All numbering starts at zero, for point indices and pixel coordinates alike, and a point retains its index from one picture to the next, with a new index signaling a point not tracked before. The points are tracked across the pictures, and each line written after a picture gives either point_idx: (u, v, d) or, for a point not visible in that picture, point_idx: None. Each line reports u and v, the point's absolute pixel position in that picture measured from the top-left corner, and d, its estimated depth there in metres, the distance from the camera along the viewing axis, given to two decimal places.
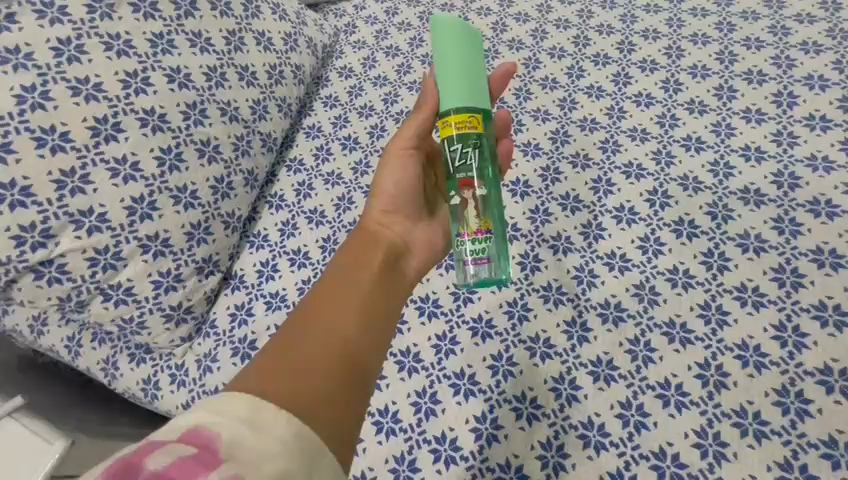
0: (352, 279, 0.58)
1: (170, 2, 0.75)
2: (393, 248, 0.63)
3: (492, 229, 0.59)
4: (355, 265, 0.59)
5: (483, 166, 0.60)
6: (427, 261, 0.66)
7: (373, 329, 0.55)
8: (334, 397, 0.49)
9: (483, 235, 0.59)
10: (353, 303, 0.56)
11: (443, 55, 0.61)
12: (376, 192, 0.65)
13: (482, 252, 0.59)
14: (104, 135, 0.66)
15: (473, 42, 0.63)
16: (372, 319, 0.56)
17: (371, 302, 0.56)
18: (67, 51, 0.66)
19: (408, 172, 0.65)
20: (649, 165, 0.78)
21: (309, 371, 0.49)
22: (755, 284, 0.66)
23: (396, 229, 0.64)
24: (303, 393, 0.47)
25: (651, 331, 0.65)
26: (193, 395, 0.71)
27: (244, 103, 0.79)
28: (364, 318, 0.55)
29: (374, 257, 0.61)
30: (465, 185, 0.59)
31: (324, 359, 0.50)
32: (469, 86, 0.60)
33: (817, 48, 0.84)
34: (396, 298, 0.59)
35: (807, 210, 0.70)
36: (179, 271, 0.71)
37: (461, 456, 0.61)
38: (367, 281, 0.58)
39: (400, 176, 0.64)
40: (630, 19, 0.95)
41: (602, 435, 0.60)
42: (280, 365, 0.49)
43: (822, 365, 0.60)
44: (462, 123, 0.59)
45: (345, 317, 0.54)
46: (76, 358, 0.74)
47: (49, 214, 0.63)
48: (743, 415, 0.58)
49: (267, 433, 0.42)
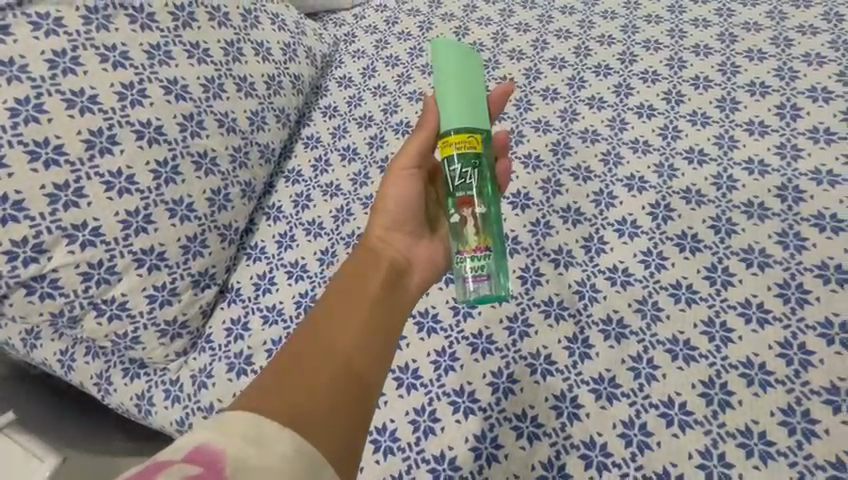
0: (355, 293, 0.57)
1: (168, 13, 0.74)
2: (395, 263, 0.61)
3: (491, 246, 0.59)
4: (358, 279, 0.58)
5: (482, 184, 0.60)
6: (430, 276, 0.63)
7: (376, 346, 0.54)
8: (336, 417, 0.48)
9: (483, 252, 0.58)
10: (356, 319, 0.55)
11: (444, 75, 0.61)
12: (378, 208, 0.62)
13: (482, 270, 0.58)
14: (99, 148, 0.65)
15: (473, 64, 0.63)
16: (374, 335, 0.54)
17: (373, 318, 0.55)
18: (62, 63, 0.65)
19: (410, 189, 0.62)
20: (651, 178, 0.77)
21: (312, 390, 0.49)
22: (760, 300, 0.65)
23: (398, 245, 0.62)
24: (306, 411, 0.47)
25: (654, 348, 0.64)
26: (187, 411, 0.70)
27: (242, 114, 0.78)
28: (367, 334, 0.54)
29: (378, 271, 0.59)
30: (465, 203, 0.59)
31: (328, 378, 0.50)
32: (469, 105, 0.60)
33: (820, 59, 0.84)
34: (400, 312, 0.58)
35: (812, 225, 0.69)
36: (174, 284, 0.70)
37: (460, 476, 0.60)
38: (370, 296, 0.57)
39: (401, 195, 0.62)
40: (631, 29, 0.94)
41: (604, 455, 0.58)
42: (284, 383, 0.49)
43: (828, 383, 0.58)
44: (462, 142, 0.58)
45: (348, 334, 0.54)
46: (69, 373, 0.73)
47: (42, 228, 0.62)
48: (749, 435, 0.57)
49: (269, 453, 0.43)
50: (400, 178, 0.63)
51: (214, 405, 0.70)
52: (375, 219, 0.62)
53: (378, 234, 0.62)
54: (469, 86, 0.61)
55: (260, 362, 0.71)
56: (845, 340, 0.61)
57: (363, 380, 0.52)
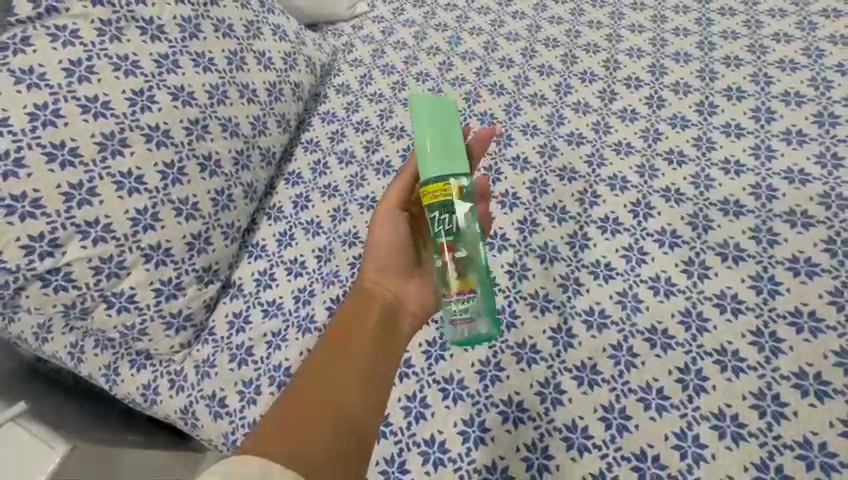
0: (353, 328, 0.58)
1: (176, 25, 0.79)
2: (392, 295, 0.62)
3: (473, 288, 0.59)
4: (355, 313, 0.59)
5: (462, 227, 0.60)
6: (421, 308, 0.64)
7: (374, 373, 0.56)
8: (338, 447, 0.51)
9: (466, 295, 0.59)
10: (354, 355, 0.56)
11: (419, 130, 0.61)
12: (371, 247, 0.64)
13: (466, 311, 0.59)
14: (111, 150, 0.70)
15: (449, 115, 0.63)
16: (371, 364, 0.56)
17: (371, 350, 0.57)
18: (78, 72, 0.70)
19: (398, 232, 0.64)
20: (633, 177, 0.81)
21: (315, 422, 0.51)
22: (734, 292, 0.68)
23: (390, 284, 0.63)
24: (310, 442, 0.50)
25: (633, 337, 0.67)
26: (191, 399, 0.74)
27: (244, 119, 0.82)
28: (363, 365, 0.56)
29: (372, 306, 0.60)
30: (446, 248, 0.60)
31: (328, 410, 0.52)
32: (438, 153, 0.60)
33: (794, 65, 0.88)
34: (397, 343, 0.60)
35: (784, 221, 0.73)
36: (180, 279, 0.74)
37: (449, 458, 0.63)
38: (365, 329, 0.58)
39: (388, 236, 0.64)
40: (616, 39, 0.99)
41: (585, 437, 0.61)
42: (288, 421, 0.51)
43: (797, 369, 0.62)
44: (442, 190, 0.59)
45: (347, 366, 0.55)
46: (79, 364, 0.77)
47: (57, 225, 0.66)
48: (722, 418, 0.60)
49: None
50: (388, 221, 0.64)
51: (216, 394, 0.73)
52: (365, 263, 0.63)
53: (371, 274, 0.62)
54: (443, 134, 0.61)
55: (261, 354, 0.75)
56: (813, 328, 0.64)
57: (363, 408, 0.54)
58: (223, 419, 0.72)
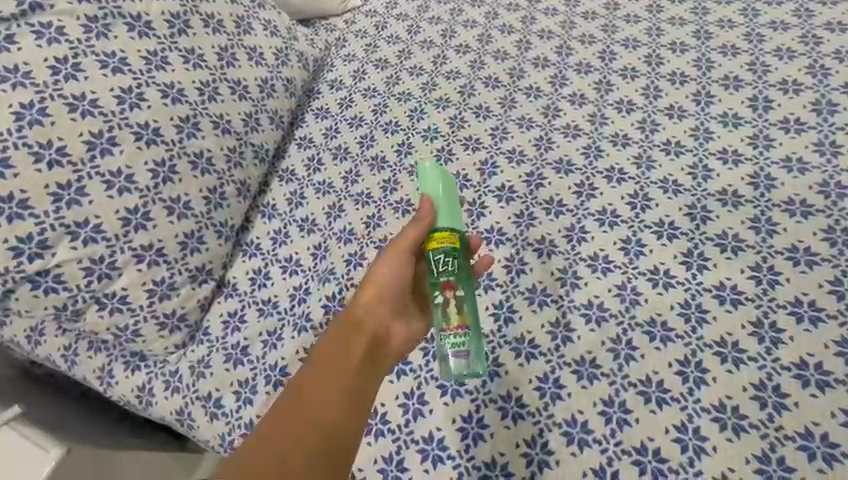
0: (345, 338, 0.58)
1: (164, 21, 0.78)
2: (388, 309, 0.61)
3: (470, 325, 0.59)
4: (350, 324, 0.59)
5: (461, 270, 0.61)
6: (413, 321, 0.64)
7: (365, 377, 0.56)
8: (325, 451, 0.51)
9: (462, 331, 0.59)
10: (346, 362, 0.57)
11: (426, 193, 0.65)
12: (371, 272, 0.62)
13: (461, 346, 0.59)
14: (100, 149, 0.68)
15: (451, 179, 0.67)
16: (362, 369, 0.57)
17: (355, 371, 0.56)
18: (64, 69, 0.69)
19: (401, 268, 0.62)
20: (630, 169, 0.80)
21: (305, 427, 0.52)
22: (733, 282, 0.68)
23: (380, 310, 0.61)
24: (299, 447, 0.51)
25: (632, 330, 0.66)
26: (187, 401, 0.73)
27: (236, 116, 0.82)
28: (354, 370, 0.56)
29: (367, 320, 0.60)
30: (447, 286, 0.59)
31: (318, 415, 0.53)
32: (451, 215, 0.63)
33: (791, 54, 0.87)
34: (381, 365, 0.59)
35: (783, 210, 0.72)
36: (173, 278, 0.73)
37: (448, 455, 0.62)
38: (358, 337, 0.59)
39: (391, 269, 0.62)
40: (612, 29, 0.98)
41: (585, 432, 0.61)
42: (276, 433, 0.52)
43: (798, 359, 0.61)
44: (447, 237, 0.61)
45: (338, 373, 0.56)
46: (73, 367, 0.76)
47: (46, 225, 0.65)
48: (723, 410, 0.60)
49: None
50: (390, 254, 0.62)
51: (212, 395, 0.72)
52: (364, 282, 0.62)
53: (364, 298, 0.61)
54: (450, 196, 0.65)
55: (257, 353, 0.74)
56: (814, 318, 0.63)
57: (352, 412, 0.54)
58: (219, 421, 0.71)
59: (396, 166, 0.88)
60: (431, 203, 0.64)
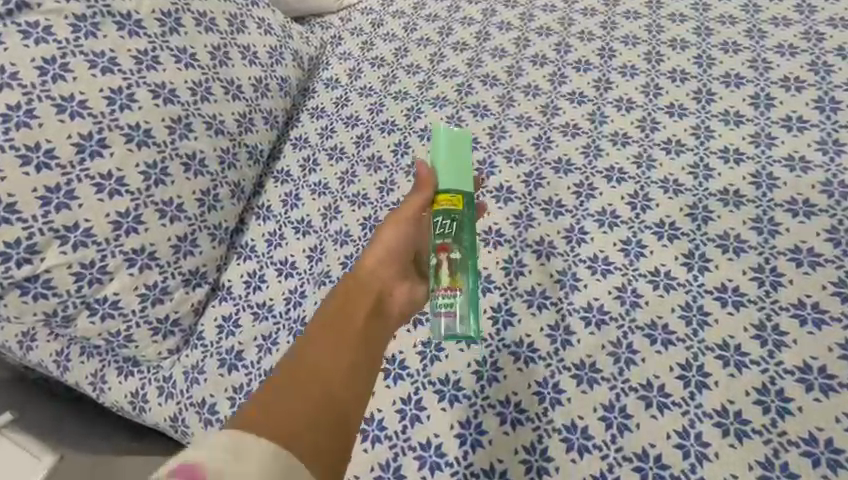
0: (348, 310, 0.57)
1: (155, 19, 0.76)
2: (390, 285, 0.60)
3: (462, 287, 0.58)
4: (353, 296, 0.58)
5: (461, 233, 0.60)
6: (415, 300, 0.62)
7: (367, 350, 0.54)
8: (320, 422, 0.48)
9: (453, 293, 0.58)
10: (348, 334, 0.54)
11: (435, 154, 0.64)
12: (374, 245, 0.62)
13: (452, 306, 0.58)
14: (89, 152, 0.67)
15: (465, 141, 0.66)
16: (366, 342, 0.54)
17: (358, 339, 0.54)
18: (52, 70, 0.67)
19: (403, 241, 0.62)
20: (630, 169, 0.79)
21: (303, 393, 0.49)
22: (736, 284, 0.67)
23: (382, 282, 0.60)
24: (294, 412, 0.47)
25: (633, 333, 0.65)
26: (181, 407, 0.71)
27: (229, 117, 0.80)
28: (357, 341, 0.54)
29: (369, 292, 0.59)
30: (442, 248, 0.59)
31: (316, 383, 0.50)
32: (457, 176, 0.63)
33: (793, 50, 0.86)
34: (384, 335, 0.57)
35: (785, 210, 0.71)
36: (166, 283, 0.71)
37: (446, 462, 0.61)
38: (361, 311, 0.57)
39: (393, 242, 0.62)
40: (611, 26, 0.96)
41: (585, 438, 0.60)
42: (275, 397, 0.49)
43: (801, 363, 0.60)
44: (447, 199, 0.61)
45: (339, 340, 0.54)
46: (65, 373, 0.75)
47: (34, 230, 0.64)
48: (725, 415, 0.59)
49: (246, 461, 0.42)
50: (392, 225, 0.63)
51: (206, 401, 0.71)
52: (368, 256, 0.62)
53: (367, 269, 0.61)
54: (459, 159, 0.64)
55: (252, 357, 0.73)
56: (817, 320, 0.62)
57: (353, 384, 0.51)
58: (213, 427, 0.70)
59: (393, 166, 0.87)
60: (435, 164, 0.64)
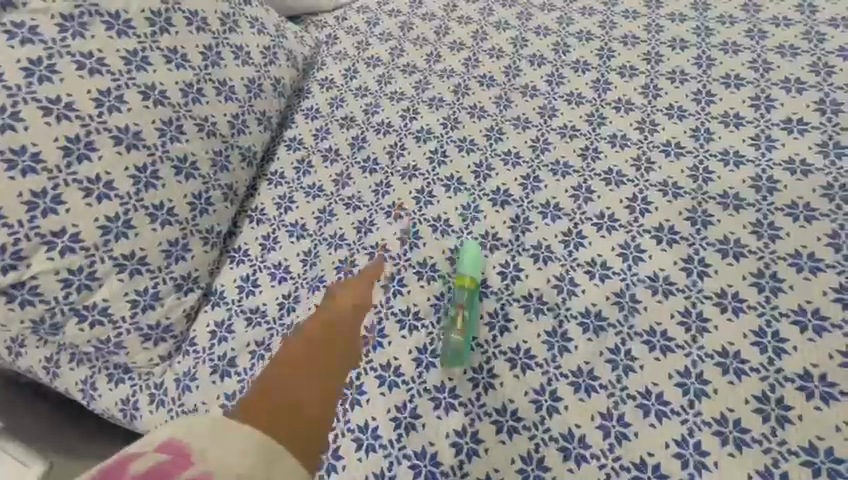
0: (322, 344, 0.70)
1: (144, 19, 0.75)
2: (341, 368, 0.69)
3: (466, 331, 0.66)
4: (318, 331, 0.71)
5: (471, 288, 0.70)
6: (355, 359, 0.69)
7: (320, 415, 0.66)
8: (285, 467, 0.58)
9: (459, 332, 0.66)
10: (316, 358, 0.69)
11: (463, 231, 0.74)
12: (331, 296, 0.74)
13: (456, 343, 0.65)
14: (77, 155, 0.66)
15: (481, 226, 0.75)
16: (322, 405, 0.67)
17: (322, 414, 0.66)
18: (38, 71, 0.66)
19: (351, 309, 0.72)
20: (628, 171, 0.78)
21: (292, 405, 0.66)
22: (735, 290, 0.66)
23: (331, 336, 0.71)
24: (284, 422, 0.65)
25: (631, 340, 0.64)
26: (172, 414, 0.70)
27: (222, 118, 0.79)
28: (313, 407, 0.66)
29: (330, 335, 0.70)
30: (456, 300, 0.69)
31: (291, 424, 0.65)
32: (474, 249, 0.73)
33: (794, 51, 0.85)
34: (322, 428, 0.65)
35: (786, 214, 0.70)
36: (157, 288, 0.70)
37: (441, 472, 0.60)
38: (318, 370, 0.69)
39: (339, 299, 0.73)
40: (610, 25, 0.95)
41: (583, 447, 0.59)
42: (269, 395, 0.67)
43: (802, 370, 0.59)
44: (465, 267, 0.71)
45: (308, 391, 0.67)
46: (54, 380, 0.73)
47: (20, 236, 0.62)
48: (725, 423, 0.58)
49: (229, 447, 0.56)
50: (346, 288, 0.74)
51: (198, 408, 0.69)
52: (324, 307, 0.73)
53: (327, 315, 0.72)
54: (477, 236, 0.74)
55: (244, 364, 0.71)
56: (818, 327, 0.62)
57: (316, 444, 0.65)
58: None
59: (388, 168, 0.85)
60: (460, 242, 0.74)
